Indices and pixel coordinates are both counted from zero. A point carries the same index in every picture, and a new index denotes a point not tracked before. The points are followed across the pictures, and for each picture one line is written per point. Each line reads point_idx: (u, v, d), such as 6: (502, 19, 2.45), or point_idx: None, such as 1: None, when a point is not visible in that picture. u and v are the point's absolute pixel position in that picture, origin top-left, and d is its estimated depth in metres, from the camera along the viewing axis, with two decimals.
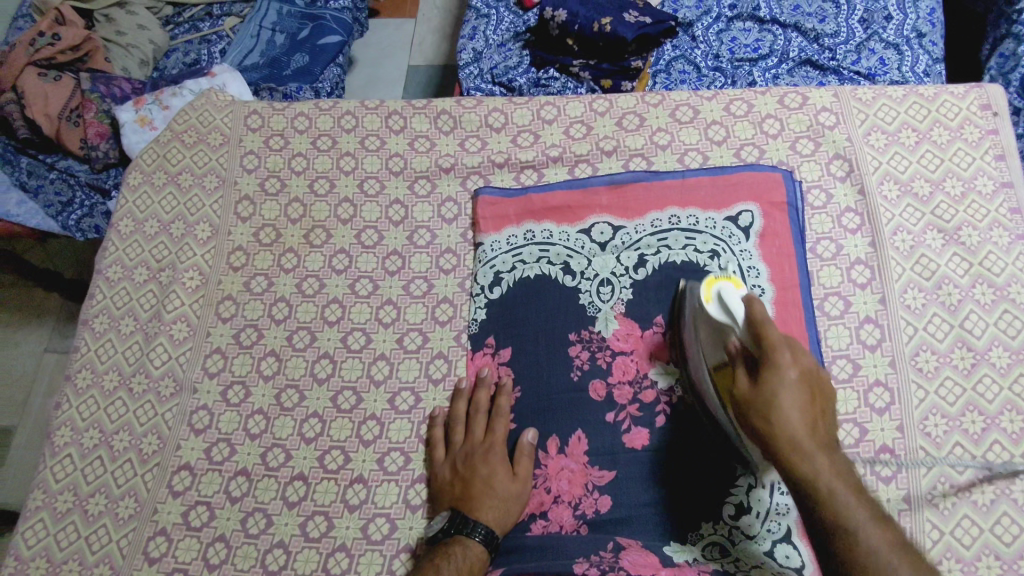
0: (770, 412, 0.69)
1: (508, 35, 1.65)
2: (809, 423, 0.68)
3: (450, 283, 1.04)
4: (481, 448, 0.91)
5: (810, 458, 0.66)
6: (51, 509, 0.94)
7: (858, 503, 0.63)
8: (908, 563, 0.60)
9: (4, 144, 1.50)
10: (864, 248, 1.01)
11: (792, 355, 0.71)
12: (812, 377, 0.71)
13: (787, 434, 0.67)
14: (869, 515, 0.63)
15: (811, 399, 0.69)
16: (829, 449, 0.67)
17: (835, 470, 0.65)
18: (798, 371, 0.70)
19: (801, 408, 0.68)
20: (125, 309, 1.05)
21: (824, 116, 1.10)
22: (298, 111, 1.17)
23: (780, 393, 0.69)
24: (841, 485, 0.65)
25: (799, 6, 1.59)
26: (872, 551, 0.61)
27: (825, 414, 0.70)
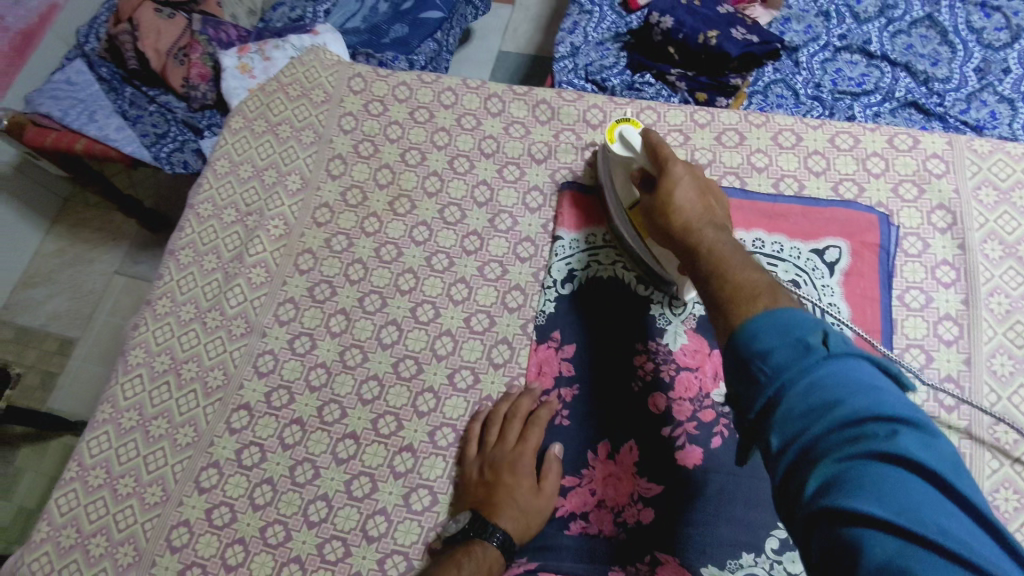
0: (665, 204, 0.82)
1: (608, 34, 1.64)
2: (700, 204, 0.81)
3: (524, 272, 1.04)
4: (511, 456, 0.90)
5: (697, 231, 0.76)
6: (117, 424, 0.98)
7: (740, 261, 0.69)
8: (777, 291, 0.63)
9: (113, 71, 1.56)
10: (955, 304, 0.97)
11: (682, 164, 0.85)
12: (700, 181, 0.84)
13: (685, 221, 0.79)
14: (752, 266, 0.68)
15: (703, 199, 0.82)
16: (716, 223, 0.77)
17: (724, 240, 0.74)
18: (687, 174, 0.84)
19: (693, 201, 0.81)
20: (209, 246, 1.09)
21: (932, 163, 1.06)
22: (401, 80, 1.19)
23: (669, 188, 0.83)
24: (725, 251, 0.71)
25: (912, 45, 1.53)
26: (748, 283, 0.65)
27: (715, 207, 0.82)
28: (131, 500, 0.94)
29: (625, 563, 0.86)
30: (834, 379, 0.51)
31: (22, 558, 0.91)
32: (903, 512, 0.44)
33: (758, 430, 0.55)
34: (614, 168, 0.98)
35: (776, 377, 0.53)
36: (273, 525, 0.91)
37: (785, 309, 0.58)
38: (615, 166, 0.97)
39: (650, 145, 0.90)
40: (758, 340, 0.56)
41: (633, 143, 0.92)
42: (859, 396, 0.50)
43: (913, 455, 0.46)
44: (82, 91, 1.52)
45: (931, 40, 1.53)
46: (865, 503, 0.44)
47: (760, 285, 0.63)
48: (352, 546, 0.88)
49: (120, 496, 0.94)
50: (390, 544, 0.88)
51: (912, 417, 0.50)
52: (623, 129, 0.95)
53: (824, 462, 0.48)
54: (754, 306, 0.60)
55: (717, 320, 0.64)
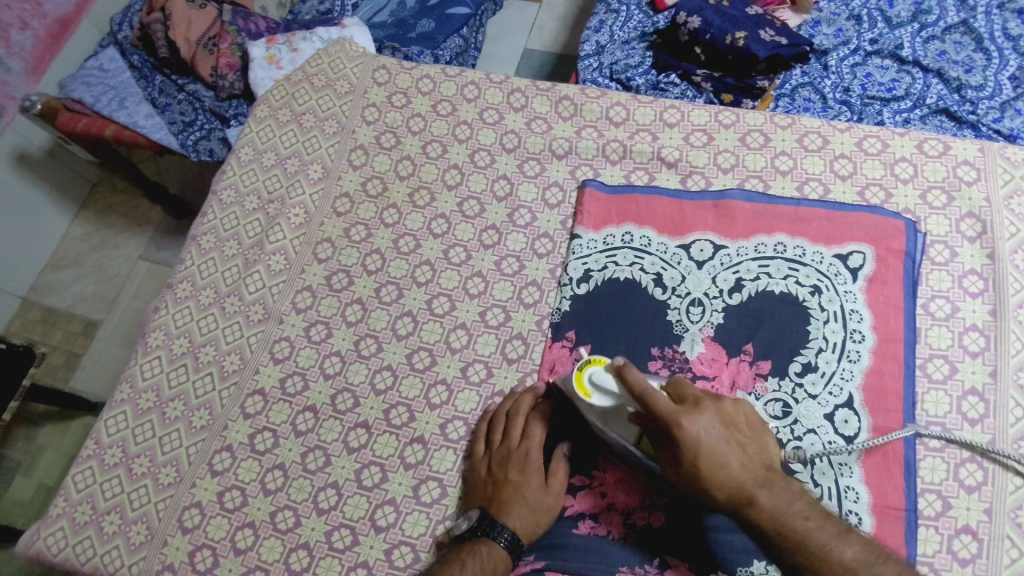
0: (706, 475, 0.72)
1: (635, 33, 1.63)
2: (739, 460, 0.73)
3: (541, 268, 1.03)
4: (518, 453, 0.89)
5: (756, 504, 0.72)
6: (135, 405, 1.00)
7: (822, 530, 0.71)
8: (868, 567, 0.70)
9: (144, 59, 1.59)
10: (982, 315, 0.95)
11: (689, 408, 0.73)
12: (721, 415, 0.75)
13: (738, 493, 0.72)
14: (835, 534, 0.72)
15: (730, 436, 0.73)
16: (767, 474, 0.74)
17: (788, 500, 0.73)
18: (706, 426, 0.72)
19: (726, 457, 0.72)
20: (231, 233, 1.10)
21: (963, 170, 1.03)
22: (425, 73, 1.19)
23: (695, 448, 0.72)
24: (801, 520, 0.72)
25: (945, 52, 1.50)
26: (852, 569, 0.69)
27: (747, 440, 0.75)
28: (145, 479, 0.95)
29: (632, 565, 0.84)
30: None
31: (38, 532, 0.93)
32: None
33: None
34: (599, 418, 0.82)
35: None
36: (283, 510, 0.91)
37: None
38: (604, 416, 0.81)
39: (637, 395, 0.73)
40: None
41: (608, 385, 0.78)
42: None
43: None
44: (114, 79, 1.55)
45: (965, 46, 1.50)
46: None
47: (862, 568, 0.69)
48: (359, 535, 0.89)
49: (134, 476, 0.95)
50: (398, 535, 0.89)
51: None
52: (590, 371, 0.81)
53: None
54: None
55: None
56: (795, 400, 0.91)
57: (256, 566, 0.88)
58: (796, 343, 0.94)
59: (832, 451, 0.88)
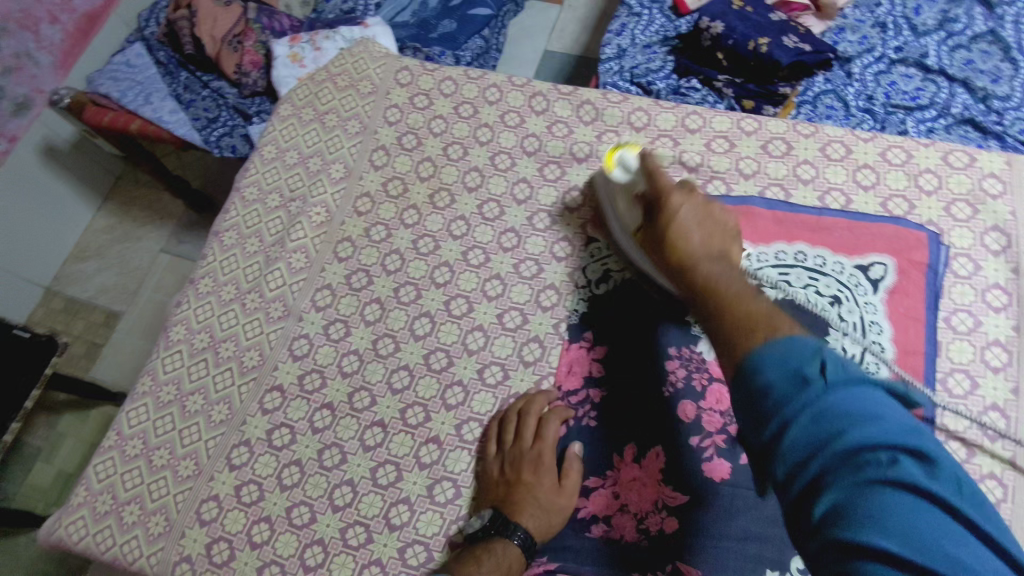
0: (668, 236, 0.79)
1: (657, 37, 1.62)
2: (702, 237, 0.78)
3: (559, 271, 1.04)
4: (530, 453, 0.90)
5: (696, 266, 0.72)
6: (156, 397, 1.01)
7: (742, 291, 0.64)
8: (781, 318, 0.57)
9: (170, 55, 1.61)
10: (1005, 330, 0.94)
11: (683, 189, 0.84)
12: (702, 211, 0.82)
13: (684, 250, 0.76)
14: (755, 295, 0.62)
15: (707, 224, 0.80)
16: (716, 254, 0.74)
17: (724, 271, 0.70)
18: (687, 211, 0.81)
19: (693, 227, 0.79)
20: (253, 230, 1.11)
21: (989, 183, 1.02)
22: (446, 74, 1.20)
23: (670, 216, 0.81)
24: (728, 283, 0.66)
25: (972, 61, 1.48)
26: (753, 311, 0.59)
27: (718, 235, 0.79)
28: (164, 471, 0.96)
29: (645, 569, 0.85)
30: (851, 408, 0.48)
31: (60, 519, 0.95)
32: (909, 538, 0.43)
33: (767, 460, 0.51)
34: (623, 199, 0.97)
35: (780, 412, 0.50)
36: (299, 506, 0.92)
37: (794, 337, 0.54)
38: (625, 197, 0.96)
39: (648, 169, 0.89)
40: (763, 374, 0.52)
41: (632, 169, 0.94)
42: (869, 429, 0.47)
43: (919, 482, 0.45)
44: (140, 74, 1.57)
45: (992, 56, 1.48)
46: (881, 539, 0.43)
47: (765, 313, 0.58)
48: (374, 533, 0.90)
49: (154, 468, 0.97)
50: (412, 534, 0.89)
51: (916, 438, 0.48)
52: (621, 155, 0.97)
53: (830, 491, 0.46)
54: (752, 339, 0.55)
55: (725, 360, 0.58)
56: None
57: (271, 560, 0.89)
58: None
59: None
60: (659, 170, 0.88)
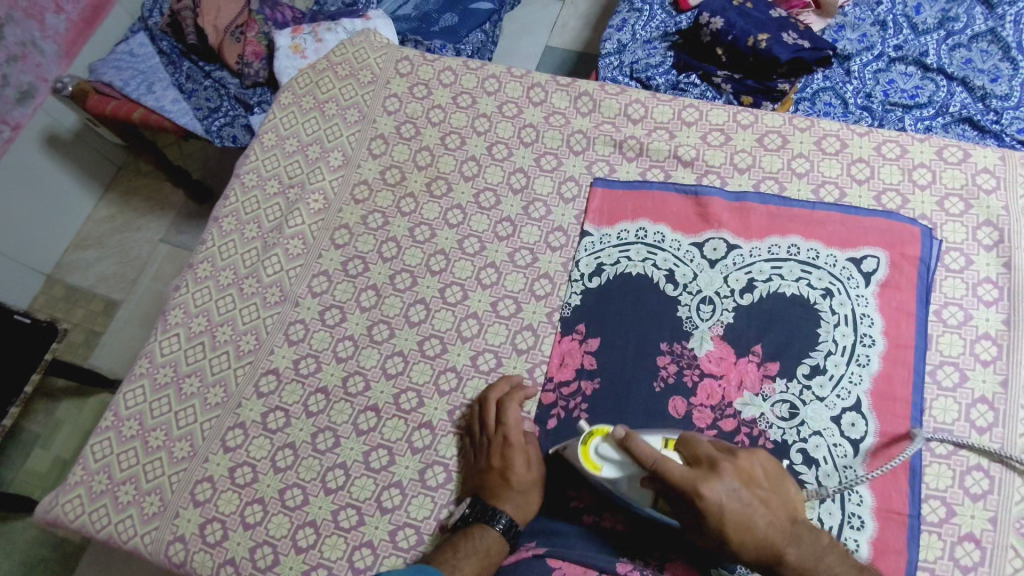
0: (732, 534, 0.72)
1: (657, 33, 1.63)
2: (766, 516, 0.73)
3: (553, 261, 1.04)
4: (496, 438, 0.89)
5: (784, 557, 0.73)
6: (153, 379, 1.03)
7: (843, 572, 0.72)
8: None
9: (173, 46, 1.62)
10: (996, 323, 0.94)
11: (714, 463, 0.74)
12: (743, 476, 0.74)
13: (764, 542, 0.73)
14: (856, 573, 0.72)
15: (757, 496, 0.74)
16: (793, 527, 0.74)
17: (813, 553, 0.73)
18: (724, 492, 0.72)
19: (753, 511, 0.73)
20: (251, 216, 1.12)
21: (982, 178, 1.03)
22: (446, 65, 1.21)
23: (725, 517, 0.72)
24: (825, 568, 0.72)
25: (971, 60, 1.49)
26: None
27: (769, 495, 0.75)
28: (160, 452, 0.98)
29: (633, 558, 0.85)
30: None
31: (56, 498, 0.96)
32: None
33: None
34: (615, 490, 0.82)
35: None
36: (292, 488, 0.93)
37: None
38: (619, 487, 0.81)
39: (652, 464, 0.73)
40: None
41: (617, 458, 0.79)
42: None
43: None
44: (143, 63, 1.58)
45: (992, 55, 1.48)
46: None
47: None
48: (365, 515, 0.91)
49: (150, 448, 0.98)
50: (403, 517, 0.90)
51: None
52: (595, 443, 0.82)
53: None
54: None
55: None
56: (802, 402, 0.91)
57: (264, 541, 0.90)
58: (804, 345, 0.94)
59: (837, 454, 0.89)
60: (668, 462, 0.73)
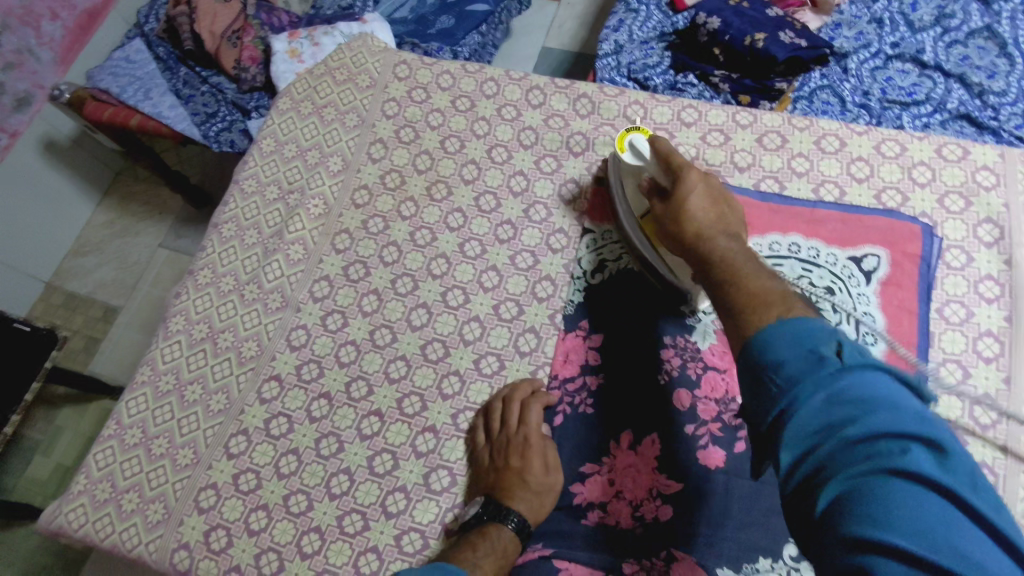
0: (681, 210, 0.83)
1: (653, 33, 1.63)
2: (711, 216, 0.81)
3: (555, 262, 1.04)
4: (517, 438, 0.90)
5: (708, 240, 0.78)
6: (154, 387, 1.02)
7: (753, 268, 0.70)
8: (796, 303, 0.63)
9: (169, 51, 1.61)
10: (998, 321, 0.94)
11: (698, 172, 0.87)
12: (714, 189, 0.85)
13: (696, 226, 0.80)
14: (766, 273, 0.69)
15: (718, 208, 0.83)
16: (728, 232, 0.79)
17: (736, 251, 0.74)
18: (698, 194, 0.83)
19: (705, 209, 0.82)
20: (251, 222, 1.12)
21: (982, 176, 1.03)
22: (444, 68, 1.21)
23: (684, 194, 0.84)
24: (738, 257, 0.73)
25: (968, 57, 1.49)
26: (765, 289, 0.66)
27: (729, 215, 0.83)
28: (163, 460, 0.97)
29: (640, 556, 0.85)
30: (860, 390, 0.53)
31: (59, 507, 0.96)
32: (921, 533, 0.45)
33: (769, 440, 0.56)
34: (626, 180, 1.00)
35: (789, 389, 0.54)
36: (296, 494, 0.93)
37: (801, 320, 0.59)
38: (628, 177, 0.99)
39: (662, 154, 0.91)
40: (773, 351, 0.57)
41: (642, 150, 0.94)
42: (880, 413, 0.51)
43: (926, 467, 0.48)
44: (140, 69, 1.57)
45: (989, 51, 1.48)
46: (892, 533, 0.45)
47: (777, 295, 0.64)
48: (370, 521, 0.90)
49: (153, 456, 0.98)
50: (409, 521, 0.90)
51: (926, 426, 0.51)
52: (633, 138, 0.96)
53: (837, 481, 0.50)
54: (766, 313, 0.62)
55: (732, 328, 0.65)
56: None
57: (269, 547, 0.90)
58: None
59: None
60: (672, 154, 0.90)
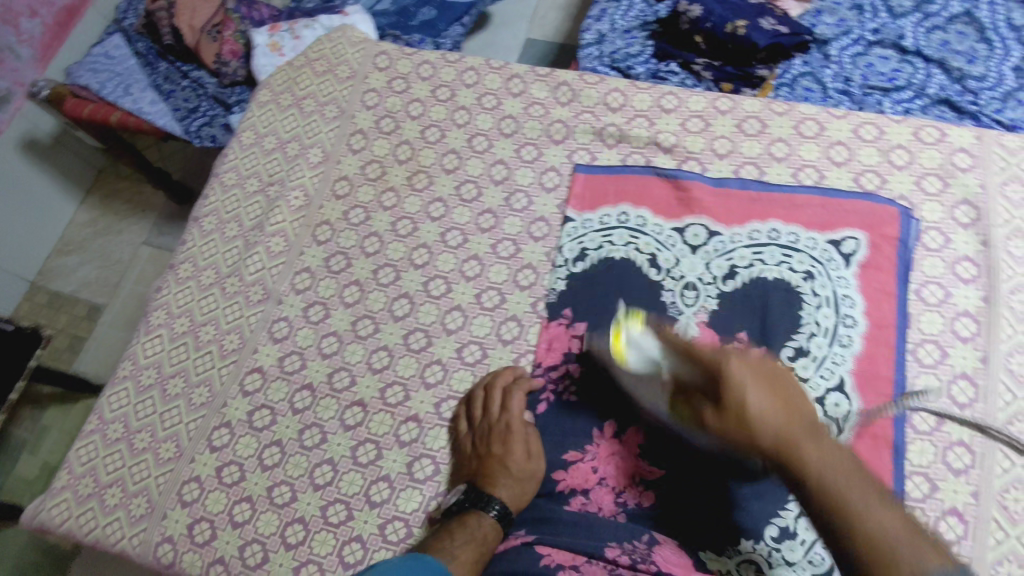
0: (748, 422, 0.63)
1: (636, 22, 1.63)
2: (776, 406, 0.63)
3: (537, 251, 1.04)
4: (498, 425, 0.91)
5: (796, 446, 0.61)
6: (137, 381, 1.02)
7: (862, 489, 0.57)
8: (920, 538, 0.55)
9: (149, 47, 1.60)
10: (975, 302, 0.95)
11: (738, 352, 0.68)
12: (763, 367, 0.67)
13: (773, 430, 0.62)
14: (880, 495, 0.57)
15: (779, 393, 0.65)
16: (811, 430, 0.62)
17: (827, 462, 0.59)
18: (748, 369, 0.66)
19: (765, 400, 0.64)
20: (232, 215, 1.11)
21: (959, 157, 1.04)
22: (424, 58, 1.20)
23: (737, 395, 0.64)
24: (839, 477, 0.58)
25: (948, 42, 1.50)
26: (885, 536, 0.54)
27: (796, 399, 0.65)
28: (146, 454, 0.97)
29: (623, 541, 0.82)
30: None
31: (43, 503, 0.96)
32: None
33: None
34: (640, 384, 0.87)
35: None
36: (280, 485, 0.93)
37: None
38: (642, 381, 0.86)
39: (686, 347, 0.74)
40: None
41: (648, 350, 0.84)
42: None
43: None
44: (119, 65, 1.56)
45: (968, 37, 1.49)
46: None
47: (897, 540, 0.54)
48: (354, 510, 0.90)
49: (136, 450, 0.97)
50: (392, 510, 0.90)
51: None
52: (628, 331, 0.88)
53: None
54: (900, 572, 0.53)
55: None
56: None
57: (253, 539, 0.90)
58: (788, 328, 0.94)
59: None
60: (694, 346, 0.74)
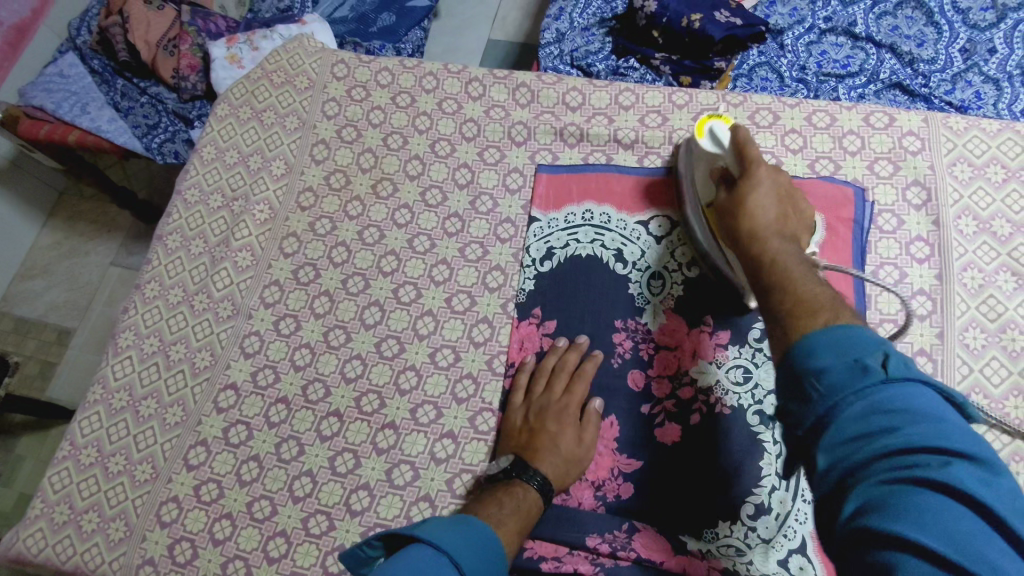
0: (743, 209, 0.78)
1: (594, 19, 1.64)
2: (776, 216, 0.77)
3: (505, 252, 1.05)
4: (556, 404, 0.92)
5: (761, 240, 0.74)
6: (107, 405, 1.01)
7: (807, 273, 0.66)
8: (843, 309, 0.58)
9: (104, 64, 1.58)
10: (929, 279, 0.98)
11: (773, 171, 0.82)
12: (781, 185, 0.81)
13: (753, 225, 0.76)
14: (818, 282, 0.64)
15: (783, 207, 0.79)
16: (786, 235, 0.74)
17: (789, 252, 0.70)
18: (771, 181, 0.81)
19: (771, 208, 0.78)
20: (197, 231, 1.11)
21: (908, 141, 1.07)
22: (382, 65, 1.21)
23: (750, 190, 0.80)
24: (792, 263, 0.68)
25: (897, 27, 1.54)
26: (811, 296, 0.61)
27: (793, 220, 0.79)
28: (121, 477, 0.96)
29: (603, 530, 0.87)
30: (892, 402, 0.48)
31: (18, 533, 0.94)
32: (954, 539, 0.40)
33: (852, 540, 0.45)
34: (695, 171, 0.98)
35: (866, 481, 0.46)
36: (259, 500, 0.93)
37: (853, 328, 0.54)
38: (698, 168, 0.97)
39: (738, 142, 0.86)
40: (817, 359, 0.53)
41: (722, 138, 0.91)
42: (921, 426, 0.46)
43: (967, 483, 0.43)
44: (75, 84, 1.53)
45: (917, 21, 1.53)
46: (914, 531, 0.41)
47: (823, 301, 0.59)
48: (335, 520, 0.91)
49: (111, 474, 0.96)
50: (374, 518, 0.91)
51: (957, 442, 0.45)
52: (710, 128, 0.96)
53: (862, 490, 0.45)
54: (812, 321, 0.57)
55: (772, 333, 0.61)
56: (755, 365, 0.93)
57: (235, 555, 0.90)
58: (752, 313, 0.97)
59: None
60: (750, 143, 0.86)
